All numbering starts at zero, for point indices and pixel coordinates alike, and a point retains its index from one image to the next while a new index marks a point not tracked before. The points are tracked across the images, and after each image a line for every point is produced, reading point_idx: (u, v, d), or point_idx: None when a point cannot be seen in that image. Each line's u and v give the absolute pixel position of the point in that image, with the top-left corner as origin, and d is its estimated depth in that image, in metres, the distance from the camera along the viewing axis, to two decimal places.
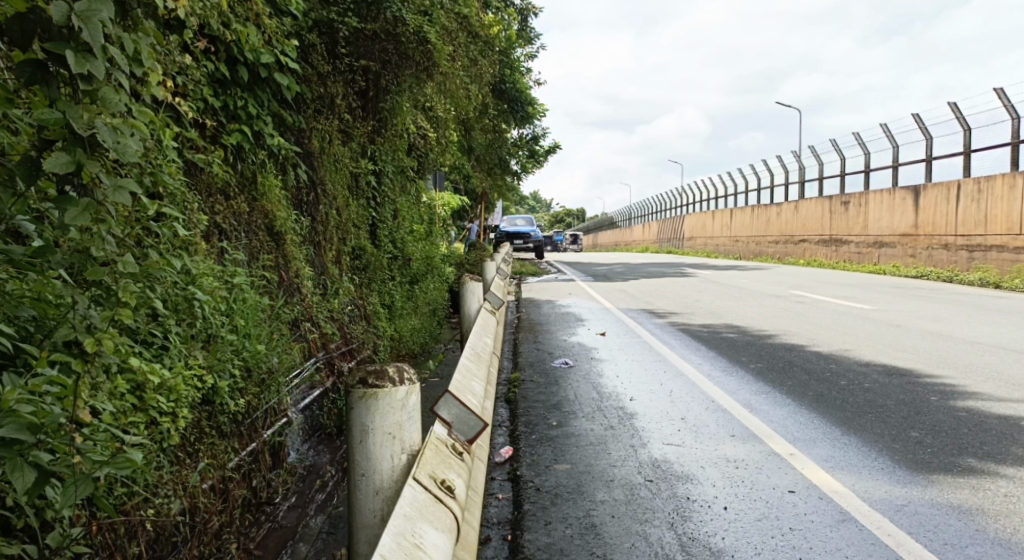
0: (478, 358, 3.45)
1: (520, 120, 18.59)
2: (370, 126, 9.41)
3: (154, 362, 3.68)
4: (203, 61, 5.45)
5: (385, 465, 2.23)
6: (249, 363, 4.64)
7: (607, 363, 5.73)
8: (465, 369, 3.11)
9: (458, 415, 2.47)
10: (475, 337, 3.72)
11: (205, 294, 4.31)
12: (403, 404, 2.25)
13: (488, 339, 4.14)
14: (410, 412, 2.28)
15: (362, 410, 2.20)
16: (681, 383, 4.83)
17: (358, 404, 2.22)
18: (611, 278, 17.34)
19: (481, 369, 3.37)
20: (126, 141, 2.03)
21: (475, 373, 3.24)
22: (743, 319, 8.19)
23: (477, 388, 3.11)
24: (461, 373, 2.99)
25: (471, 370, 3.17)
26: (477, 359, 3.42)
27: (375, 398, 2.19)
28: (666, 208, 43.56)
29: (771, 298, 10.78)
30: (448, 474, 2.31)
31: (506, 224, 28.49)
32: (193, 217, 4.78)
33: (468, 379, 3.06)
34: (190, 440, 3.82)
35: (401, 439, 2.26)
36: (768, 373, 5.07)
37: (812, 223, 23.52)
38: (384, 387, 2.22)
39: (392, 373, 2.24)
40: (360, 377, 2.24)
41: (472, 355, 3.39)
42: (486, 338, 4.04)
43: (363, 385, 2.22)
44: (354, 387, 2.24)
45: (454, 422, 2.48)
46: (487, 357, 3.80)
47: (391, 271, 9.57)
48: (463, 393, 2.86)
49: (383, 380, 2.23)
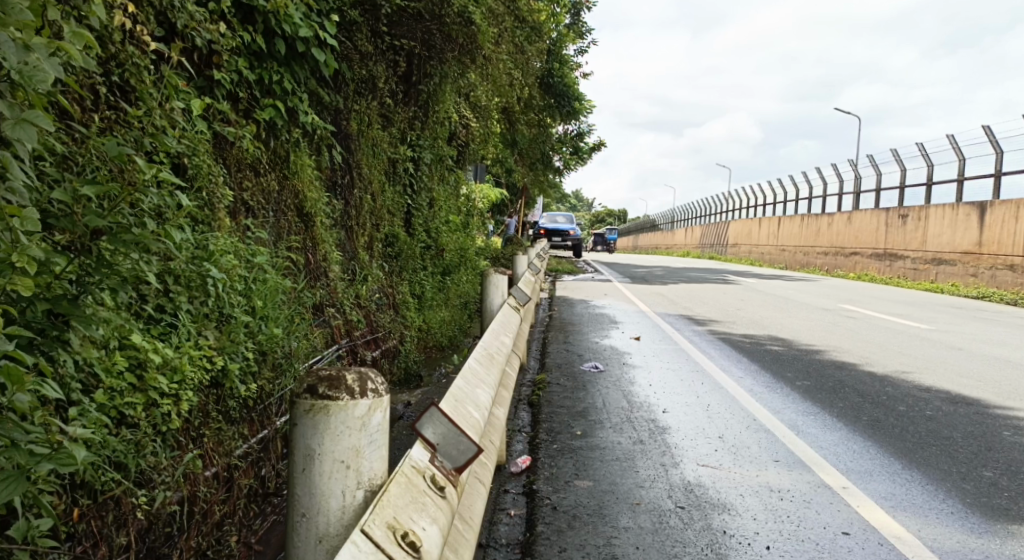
0: (491, 359, 3.16)
1: (566, 115, 18.29)
2: (412, 112, 9.20)
3: (160, 341, 3.48)
4: (239, 31, 5.25)
5: (334, 504, 1.78)
6: (261, 342, 4.43)
7: (640, 370, 5.40)
8: (470, 372, 2.80)
9: (445, 435, 2.09)
10: (488, 334, 3.43)
11: (221, 272, 4.09)
12: (363, 422, 1.79)
13: (507, 338, 3.86)
14: (372, 433, 1.82)
15: (308, 428, 1.76)
16: (720, 397, 4.47)
17: (304, 421, 1.78)
18: (649, 281, 17.02)
19: (492, 371, 3.07)
20: (38, 64, 2.03)
21: (483, 376, 2.92)
22: (789, 332, 7.76)
23: (486, 392, 2.81)
24: (464, 378, 2.67)
25: (478, 372, 2.87)
26: (488, 361, 3.12)
27: (324, 414, 1.74)
28: (712, 213, 42.69)
29: (819, 311, 10.28)
30: (417, 522, 1.83)
31: (545, 220, 28.11)
32: (217, 193, 4.72)
33: (475, 384, 2.75)
34: (195, 425, 3.58)
35: (357, 469, 1.79)
36: (816, 392, 4.68)
37: (865, 235, 22.66)
38: (338, 401, 1.77)
39: (350, 382, 1.78)
40: (309, 384, 1.78)
41: (482, 356, 3.09)
42: (504, 337, 3.75)
43: (312, 395, 1.76)
44: (301, 397, 1.79)
45: (438, 445, 2.10)
46: (504, 357, 3.51)
47: (424, 261, 9.33)
48: (464, 401, 2.53)
49: (339, 389, 1.77)
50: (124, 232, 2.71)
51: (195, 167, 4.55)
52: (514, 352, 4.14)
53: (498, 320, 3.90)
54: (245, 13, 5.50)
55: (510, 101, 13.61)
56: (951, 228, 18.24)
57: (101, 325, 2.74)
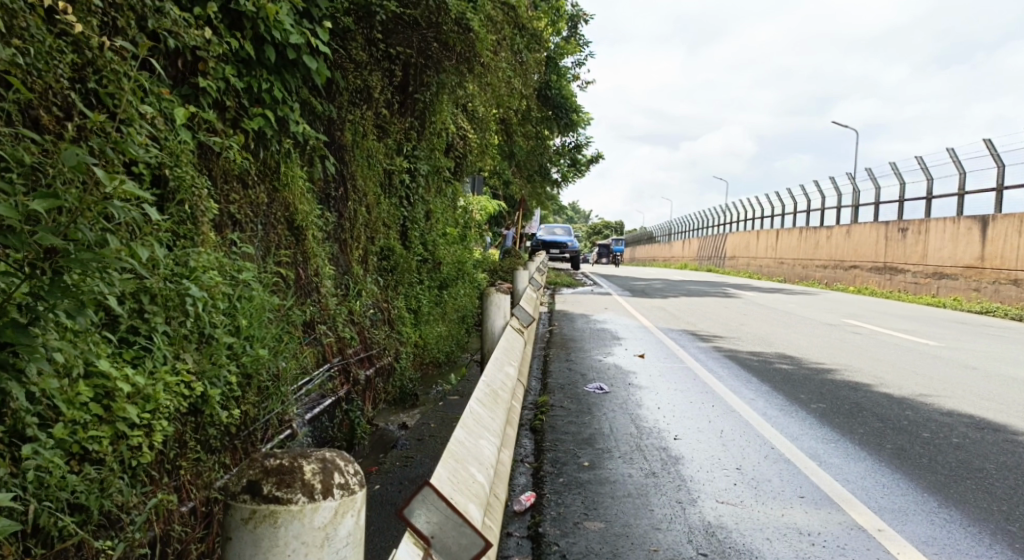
0: (495, 400, 2.87)
1: (564, 127, 18.07)
2: (408, 123, 8.98)
3: (132, 366, 3.23)
4: (227, 37, 5.02)
5: None
6: (244, 363, 4.17)
7: (647, 392, 5.14)
8: (471, 414, 2.52)
9: (442, 524, 1.78)
10: (489, 366, 3.16)
11: (201, 290, 3.85)
12: (325, 534, 1.61)
13: (511, 367, 3.59)
14: (335, 548, 1.63)
15: (249, 546, 1.57)
16: (733, 422, 4.21)
17: (244, 530, 1.59)
18: (649, 294, 16.78)
19: (497, 413, 2.79)
20: None
21: (485, 415, 2.65)
22: (796, 349, 7.52)
23: (490, 442, 2.51)
24: (464, 429, 2.37)
25: (480, 416, 2.59)
26: (491, 397, 2.86)
27: (270, 525, 1.56)
28: (709, 225, 42.55)
29: (824, 326, 10.05)
30: None
31: (543, 231, 27.88)
32: (202, 205, 4.49)
33: (477, 432, 2.46)
34: (170, 457, 3.33)
35: None
36: (833, 416, 4.44)
37: (865, 249, 22.49)
38: (289, 508, 1.58)
39: (306, 482, 1.61)
40: (255, 482, 1.62)
41: (484, 394, 2.81)
42: (508, 367, 3.49)
43: (255, 499, 1.59)
44: (241, 500, 1.61)
45: (435, 536, 1.78)
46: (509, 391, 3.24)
47: (420, 275, 9.07)
48: (466, 457, 2.21)
49: (291, 492, 1.59)
50: (80, 248, 2.44)
51: (176, 178, 4.36)
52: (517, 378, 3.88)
53: (500, 347, 3.64)
54: (234, 19, 5.27)
55: (508, 111, 13.41)
56: (952, 242, 18.07)
57: (54, 353, 2.49)
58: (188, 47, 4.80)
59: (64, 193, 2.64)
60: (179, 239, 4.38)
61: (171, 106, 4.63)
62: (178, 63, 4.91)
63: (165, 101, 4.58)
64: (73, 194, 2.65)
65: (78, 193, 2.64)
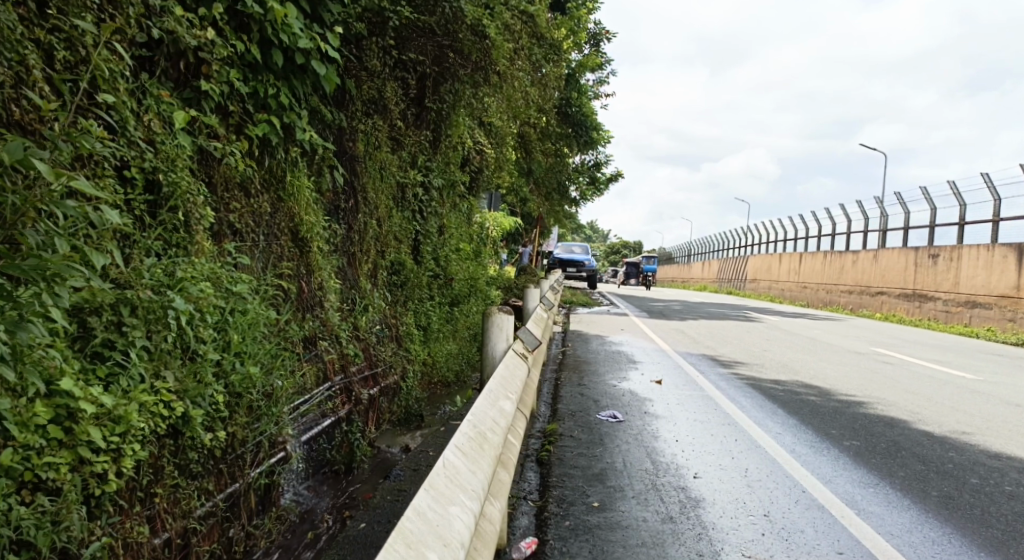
0: (481, 447, 2.55)
1: (583, 145, 17.78)
2: (423, 135, 8.77)
3: (101, 385, 2.96)
4: (232, 39, 4.80)
5: None
6: (232, 381, 3.91)
7: (664, 421, 4.80)
8: (443, 470, 2.20)
9: None
10: (478, 402, 2.83)
11: (188, 303, 3.59)
12: None
13: (507, 400, 3.28)
14: None
15: None
16: (759, 460, 3.87)
17: None
18: (667, 316, 16.36)
19: (483, 462, 2.47)
20: None
21: (466, 468, 2.33)
22: (824, 379, 7.14)
23: (466, 505, 2.18)
24: (431, 494, 2.05)
25: (457, 470, 2.26)
26: (476, 443, 2.53)
27: None
28: (729, 248, 42.03)
29: (852, 355, 9.63)
30: None
31: (561, 249, 27.55)
32: (197, 213, 4.25)
33: (451, 495, 2.13)
34: (142, 485, 3.05)
35: None
36: (869, 456, 4.09)
37: (893, 275, 21.96)
38: None
39: None
40: None
41: (467, 439, 2.49)
42: (505, 402, 3.17)
43: None
44: None
45: None
46: (503, 431, 2.91)
47: (431, 291, 8.80)
48: (427, 539, 1.88)
49: None
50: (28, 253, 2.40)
51: (171, 184, 4.14)
52: (518, 410, 3.57)
53: (495, 377, 3.32)
54: (240, 20, 5.08)
55: (526, 125, 13.18)
56: (986, 270, 17.56)
57: None
58: (191, 48, 4.57)
59: (5, 192, 2.52)
60: (169, 248, 4.14)
61: (171, 109, 4.42)
62: (181, 66, 4.66)
63: (164, 104, 4.39)
64: (13, 193, 2.52)
65: (18, 192, 2.51)
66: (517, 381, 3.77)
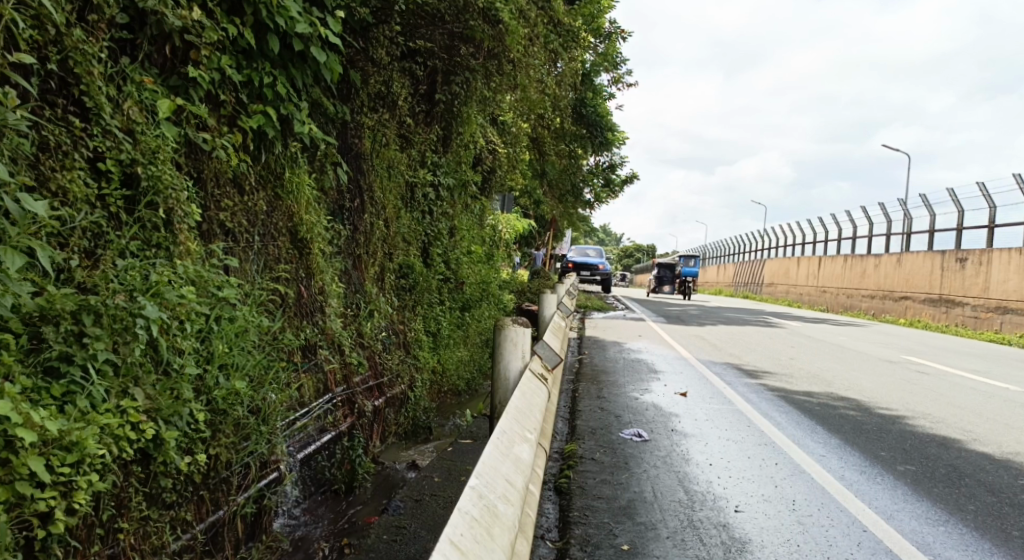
0: (488, 531, 2.04)
1: (599, 146, 17.36)
2: (434, 132, 8.38)
3: (51, 407, 2.55)
4: (223, 22, 4.41)
5: None
6: (214, 397, 3.49)
7: (695, 441, 4.36)
8: None
9: None
10: (484, 458, 2.35)
11: (162, 309, 3.18)
12: None
13: (521, 443, 2.80)
14: None
15: None
16: (807, 491, 3.43)
17: None
18: (686, 320, 15.87)
19: (490, 554, 1.96)
20: None
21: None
22: (861, 391, 6.65)
23: None
24: None
25: None
26: (480, 523, 2.02)
27: None
28: (745, 251, 41.32)
29: (886, 363, 9.12)
30: None
31: (575, 252, 27.09)
32: (181, 209, 3.86)
33: None
34: (102, 519, 2.64)
35: None
36: (931, 485, 3.63)
37: (919, 279, 21.34)
38: None
39: None
40: None
41: (470, 524, 1.97)
42: (517, 448, 2.69)
43: None
44: None
45: None
46: (515, 492, 2.42)
47: (441, 295, 8.38)
48: None
49: None
50: None
51: (150, 178, 3.75)
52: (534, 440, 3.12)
53: (506, 414, 2.85)
54: (233, 2, 4.69)
55: (540, 123, 12.77)
56: (1018, 274, 16.92)
57: None
58: (177, 31, 4.20)
59: None
60: (148, 248, 3.74)
61: (155, 97, 4.05)
62: (166, 50, 4.28)
63: (147, 91, 4.02)
64: None
65: None
66: (533, 410, 3.29)
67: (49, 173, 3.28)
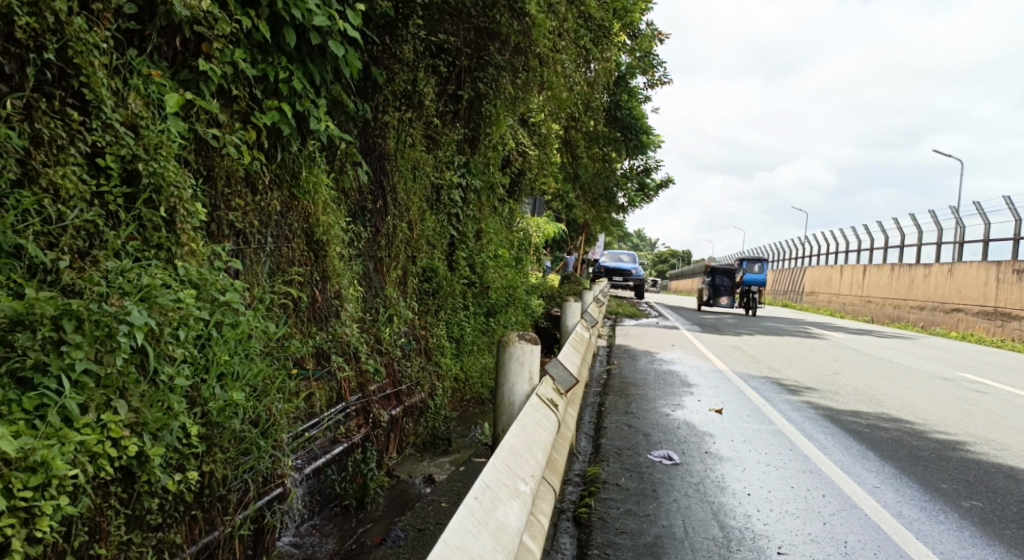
0: None
1: (633, 149, 16.75)
2: (460, 132, 8.11)
3: (17, 424, 2.34)
4: (236, 13, 4.21)
5: None
6: (210, 409, 3.25)
7: (730, 466, 4.00)
8: None
9: None
10: (446, 537, 1.95)
11: (153, 315, 2.97)
12: None
13: (508, 503, 2.42)
14: None
15: None
16: (860, 529, 3.08)
17: None
18: (721, 329, 15.37)
19: None
20: None
21: None
22: (912, 411, 6.20)
23: None
24: None
25: None
26: None
27: None
28: (783, 258, 40.41)
29: (938, 380, 8.60)
30: None
31: (607, 258, 26.66)
32: (185, 207, 3.65)
33: None
34: (72, 545, 2.44)
35: None
36: (1002, 526, 3.24)
37: (971, 291, 20.52)
38: None
39: None
40: None
41: None
42: (500, 512, 2.31)
43: None
44: None
45: None
46: None
47: (467, 300, 8.10)
48: None
49: None
50: None
51: (152, 174, 3.54)
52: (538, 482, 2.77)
53: (488, 469, 2.47)
54: None
55: (571, 125, 12.45)
56: None
57: None
58: (187, 22, 4.00)
59: None
60: (147, 248, 3.53)
61: (162, 91, 3.86)
62: (176, 42, 4.09)
63: (154, 85, 3.83)
64: None
65: None
66: (533, 449, 2.93)
67: (40, 169, 3.08)
